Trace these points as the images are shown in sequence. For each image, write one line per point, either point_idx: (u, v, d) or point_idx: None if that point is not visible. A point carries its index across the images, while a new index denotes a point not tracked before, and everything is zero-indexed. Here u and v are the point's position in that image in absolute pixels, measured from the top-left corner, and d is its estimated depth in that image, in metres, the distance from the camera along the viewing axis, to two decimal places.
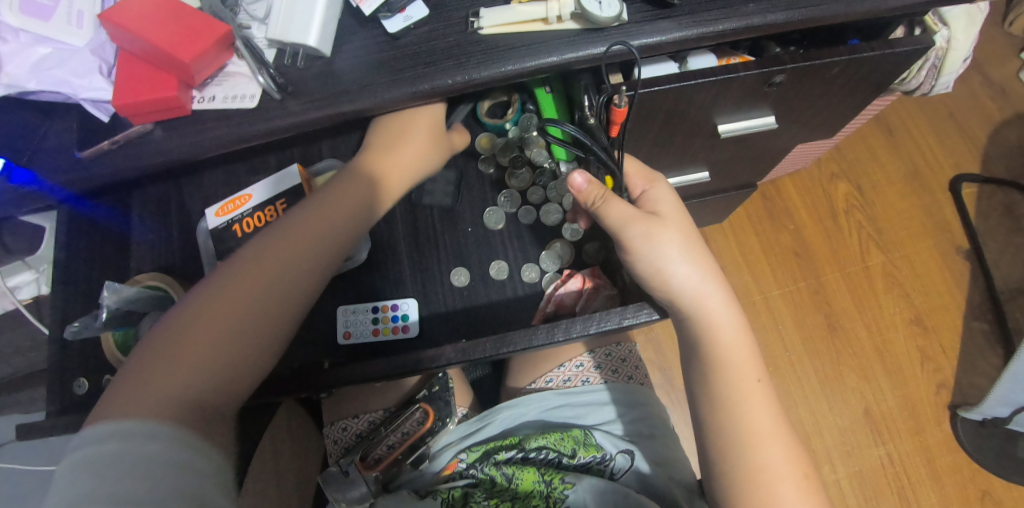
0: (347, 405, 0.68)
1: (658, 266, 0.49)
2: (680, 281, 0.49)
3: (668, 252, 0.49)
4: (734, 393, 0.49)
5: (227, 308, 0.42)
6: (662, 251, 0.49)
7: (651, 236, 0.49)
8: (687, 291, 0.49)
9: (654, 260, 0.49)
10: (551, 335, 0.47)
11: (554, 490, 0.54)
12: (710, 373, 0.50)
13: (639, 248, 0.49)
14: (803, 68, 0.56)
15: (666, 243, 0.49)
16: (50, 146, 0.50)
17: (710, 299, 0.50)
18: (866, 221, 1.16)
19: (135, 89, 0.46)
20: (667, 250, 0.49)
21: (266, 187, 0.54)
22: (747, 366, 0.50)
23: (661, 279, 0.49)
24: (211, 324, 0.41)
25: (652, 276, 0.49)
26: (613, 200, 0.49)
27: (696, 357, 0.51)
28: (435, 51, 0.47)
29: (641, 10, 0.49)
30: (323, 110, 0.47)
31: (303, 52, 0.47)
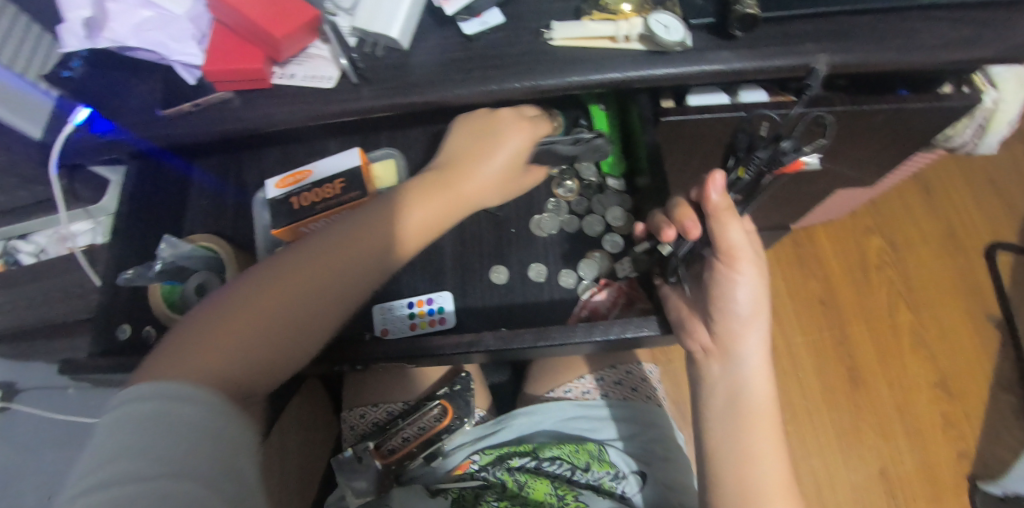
0: (366, 392, 0.68)
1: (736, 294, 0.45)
2: (753, 323, 0.46)
3: (754, 285, 0.45)
4: (757, 440, 0.46)
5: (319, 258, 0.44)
6: (749, 283, 0.45)
7: (753, 260, 0.45)
8: (755, 331, 0.47)
9: (739, 295, 0.45)
10: (588, 334, 0.50)
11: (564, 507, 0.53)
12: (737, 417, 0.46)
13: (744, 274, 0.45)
14: (852, 111, 0.57)
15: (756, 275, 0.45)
16: (135, 102, 0.54)
17: (751, 342, 0.47)
18: (897, 278, 1.15)
19: (225, 58, 0.51)
20: (753, 281, 0.45)
21: (324, 167, 0.57)
22: (769, 417, 0.47)
23: (748, 311, 0.46)
24: (236, 316, 0.40)
25: (739, 307, 0.46)
26: (733, 217, 0.43)
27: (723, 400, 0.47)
28: (504, 55, 0.50)
29: (703, 37, 0.50)
30: (394, 98, 0.49)
31: (383, 43, 0.51)
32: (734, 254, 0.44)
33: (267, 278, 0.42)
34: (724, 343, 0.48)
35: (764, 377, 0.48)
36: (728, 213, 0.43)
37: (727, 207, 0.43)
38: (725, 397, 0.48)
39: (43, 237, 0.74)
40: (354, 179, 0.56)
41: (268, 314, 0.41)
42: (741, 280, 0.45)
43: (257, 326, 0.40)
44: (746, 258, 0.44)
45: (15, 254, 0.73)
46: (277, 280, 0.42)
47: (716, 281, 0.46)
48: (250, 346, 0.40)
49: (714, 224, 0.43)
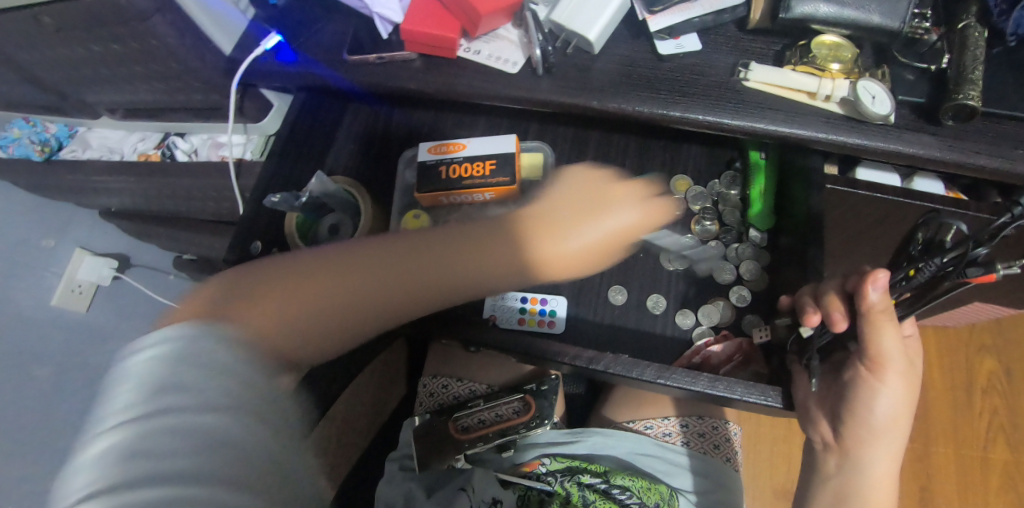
0: (455, 366, 0.70)
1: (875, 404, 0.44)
2: (888, 438, 0.45)
3: (897, 402, 0.44)
4: None
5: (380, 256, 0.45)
6: (889, 396, 0.44)
7: (902, 377, 0.44)
8: (888, 443, 0.45)
9: (879, 406, 0.44)
10: (709, 386, 0.48)
11: None
12: None
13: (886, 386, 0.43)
14: None
15: (900, 388, 0.44)
16: (326, 41, 0.58)
17: (883, 451, 0.46)
18: (1004, 411, 1.05)
19: (425, 20, 0.52)
20: (895, 395, 0.44)
21: (480, 144, 0.58)
22: None
23: (885, 424, 0.45)
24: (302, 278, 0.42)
25: (875, 418, 0.45)
26: (890, 323, 0.42)
27: (834, 498, 0.47)
28: (691, 83, 0.49)
29: (908, 116, 0.47)
30: (572, 98, 0.49)
31: (575, 42, 0.51)
32: (882, 362, 0.42)
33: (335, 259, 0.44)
34: (849, 447, 0.46)
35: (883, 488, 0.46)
36: (886, 317, 0.41)
37: (885, 311, 0.41)
38: (833, 496, 0.47)
39: (199, 138, 0.83)
40: (506, 163, 0.57)
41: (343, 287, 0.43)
42: (885, 391, 0.43)
43: (332, 310, 0.42)
44: (894, 370, 0.43)
45: (172, 149, 0.83)
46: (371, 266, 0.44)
47: (854, 386, 0.45)
48: (313, 311, 0.42)
49: (869, 328, 0.42)
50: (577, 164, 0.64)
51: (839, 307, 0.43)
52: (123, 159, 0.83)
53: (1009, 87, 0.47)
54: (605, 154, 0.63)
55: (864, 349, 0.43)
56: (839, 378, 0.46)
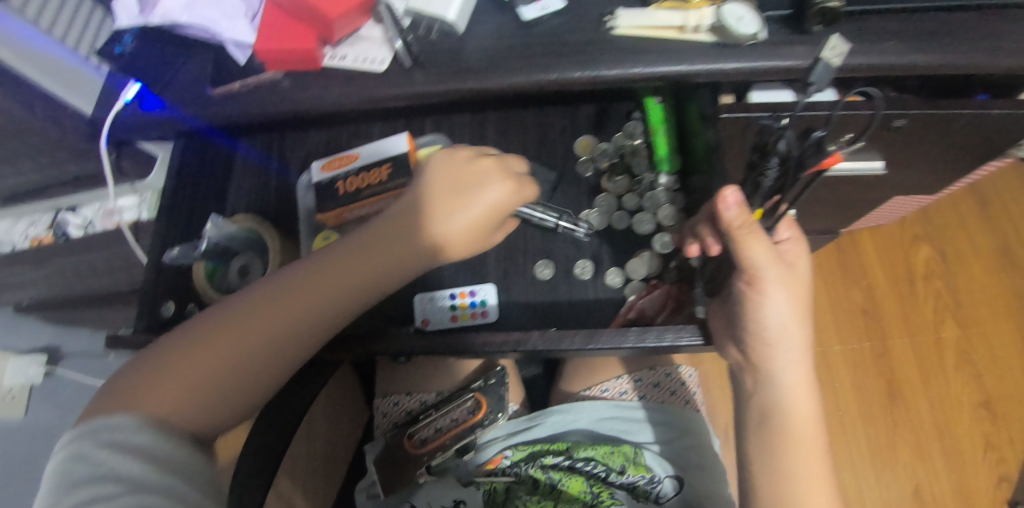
0: (401, 381, 0.69)
1: (768, 313, 0.42)
2: (789, 348, 0.43)
3: (783, 309, 0.42)
4: (797, 464, 0.43)
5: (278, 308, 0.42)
6: (779, 302, 0.42)
7: (783, 282, 0.42)
8: (793, 350, 0.44)
9: (770, 317, 0.42)
10: (641, 338, 0.47)
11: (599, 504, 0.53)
12: (776, 445, 0.43)
13: (770, 292, 0.42)
14: (929, 115, 0.54)
15: (788, 290, 0.42)
16: (183, 79, 0.53)
17: (790, 360, 0.44)
18: (945, 291, 1.11)
19: (278, 37, 0.49)
20: (786, 300, 0.42)
21: (371, 152, 0.56)
22: (815, 443, 0.44)
23: (783, 332, 0.43)
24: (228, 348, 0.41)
25: (769, 329, 0.43)
26: (759, 233, 0.40)
27: (759, 420, 0.45)
28: (565, 43, 0.47)
29: (778, 31, 0.47)
30: (448, 84, 0.47)
31: (438, 26, 0.49)
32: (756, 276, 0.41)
33: (221, 329, 0.41)
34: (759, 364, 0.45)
35: (804, 397, 0.44)
36: (746, 231, 0.40)
37: (744, 226, 0.40)
38: (757, 417, 0.45)
39: (90, 210, 0.75)
40: (401, 165, 0.55)
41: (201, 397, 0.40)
42: (769, 302, 0.42)
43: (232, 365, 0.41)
44: (770, 279, 0.42)
45: (64, 226, 0.73)
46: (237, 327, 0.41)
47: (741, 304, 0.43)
48: (272, 340, 0.42)
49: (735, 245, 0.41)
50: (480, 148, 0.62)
51: (708, 231, 0.45)
52: (15, 251, 0.72)
53: None
54: (506, 133, 0.62)
55: (741, 264, 0.42)
56: (731, 300, 0.45)
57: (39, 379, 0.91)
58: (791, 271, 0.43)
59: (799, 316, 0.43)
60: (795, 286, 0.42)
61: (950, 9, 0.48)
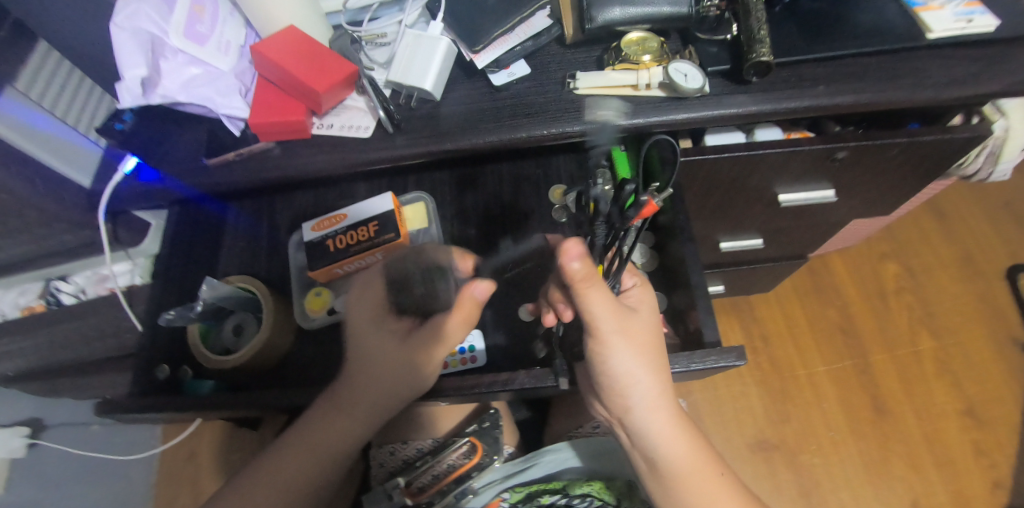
0: (395, 430, 0.71)
1: (622, 367, 0.47)
2: (646, 391, 0.49)
3: (628, 358, 0.47)
4: (695, 494, 0.50)
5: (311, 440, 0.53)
6: (632, 355, 0.47)
7: (621, 335, 0.47)
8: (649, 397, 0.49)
9: (621, 367, 0.47)
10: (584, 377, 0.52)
11: None
12: (669, 482, 0.51)
13: (614, 348, 0.47)
14: (865, 146, 0.60)
15: (630, 340, 0.47)
16: (178, 152, 0.57)
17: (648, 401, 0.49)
18: (917, 304, 1.15)
19: (268, 111, 0.53)
20: (636, 351, 0.48)
21: (358, 211, 0.59)
22: (700, 470, 0.51)
23: (635, 380, 0.48)
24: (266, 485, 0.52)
25: (621, 379, 0.48)
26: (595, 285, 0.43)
27: (647, 464, 0.52)
28: (533, 103, 0.52)
29: (721, 83, 0.52)
30: (427, 146, 0.51)
31: (416, 94, 0.53)
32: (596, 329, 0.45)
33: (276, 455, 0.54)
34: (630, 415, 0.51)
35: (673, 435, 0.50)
36: (585, 284, 0.43)
37: (585, 278, 0.42)
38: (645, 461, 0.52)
39: (82, 277, 0.76)
40: (388, 221, 0.58)
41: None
42: (612, 354, 0.47)
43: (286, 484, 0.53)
44: (609, 333, 0.46)
45: (56, 295, 0.75)
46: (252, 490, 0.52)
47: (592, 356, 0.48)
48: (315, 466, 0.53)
49: (579, 296, 0.44)
50: (461, 201, 0.66)
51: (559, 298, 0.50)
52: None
53: (793, 41, 0.54)
54: (485, 186, 0.66)
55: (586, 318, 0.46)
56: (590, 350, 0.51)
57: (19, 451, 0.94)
58: (629, 316, 0.48)
59: (649, 362, 0.48)
60: (632, 337, 0.47)
61: (872, 54, 0.54)
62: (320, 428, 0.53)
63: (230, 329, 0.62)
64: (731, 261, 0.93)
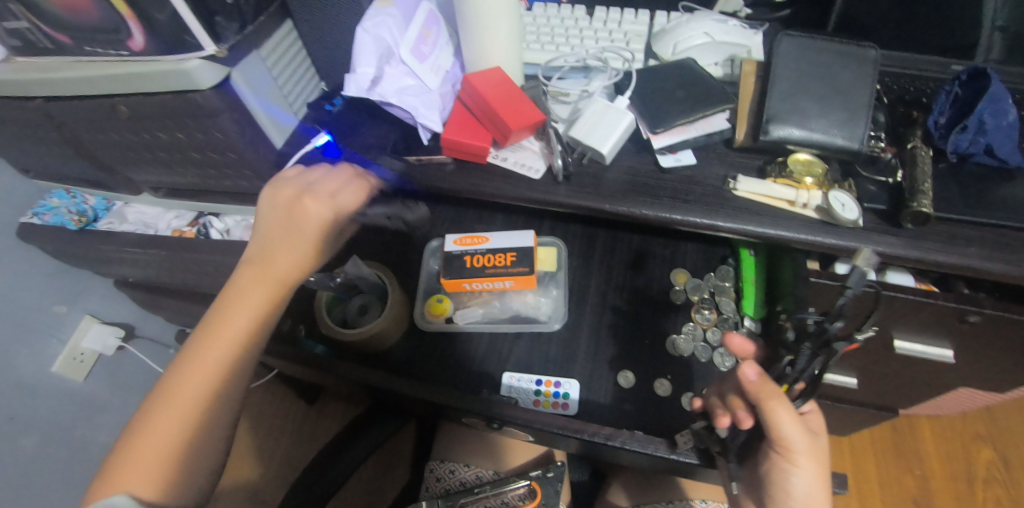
0: (460, 451, 0.74)
1: (797, 486, 0.52)
2: None
3: (809, 479, 0.52)
4: None
5: (240, 300, 0.54)
6: (806, 477, 0.52)
7: (810, 457, 0.51)
8: None
9: (796, 484, 0.52)
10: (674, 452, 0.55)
11: None
12: None
13: (799, 465, 0.52)
14: (1004, 317, 0.59)
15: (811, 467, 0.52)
16: (369, 142, 0.65)
17: None
18: (1007, 500, 1.06)
19: (458, 133, 0.60)
20: (812, 477, 0.53)
21: (501, 238, 0.64)
22: None
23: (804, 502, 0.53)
24: (197, 361, 0.52)
25: (797, 496, 0.53)
26: (785, 405, 0.48)
27: None
28: (688, 189, 0.56)
29: (874, 220, 0.55)
30: (584, 201, 0.56)
31: (590, 155, 0.59)
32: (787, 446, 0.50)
33: (207, 330, 0.54)
34: None
35: None
36: (776, 401, 0.48)
37: (771, 396, 0.48)
38: None
39: (230, 219, 0.89)
40: (526, 255, 0.62)
41: (192, 457, 0.50)
42: (797, 470, 0.52)
43: (216, 351, 0.52)
44: (801, 452, 0.51)
45: (207, 228, 0.88)
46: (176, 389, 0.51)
47: (774, 467, 0.53)
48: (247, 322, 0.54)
49: (767, 412, 0.49)
50: (586, 256, 0.70)
51: (741, 404, 0.52)
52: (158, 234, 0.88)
53: (956, 200, 0.55)
54: (612, 248, 0.70)
55: (776, 432, 0.50)
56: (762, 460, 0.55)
57: (110, 350, 1.02)
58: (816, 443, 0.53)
59: (822, 488, 0.53)
60: (817, 461, 0.52)
61: None
62: (242, 307, 0.54)
63: (354, 307, 0.67)
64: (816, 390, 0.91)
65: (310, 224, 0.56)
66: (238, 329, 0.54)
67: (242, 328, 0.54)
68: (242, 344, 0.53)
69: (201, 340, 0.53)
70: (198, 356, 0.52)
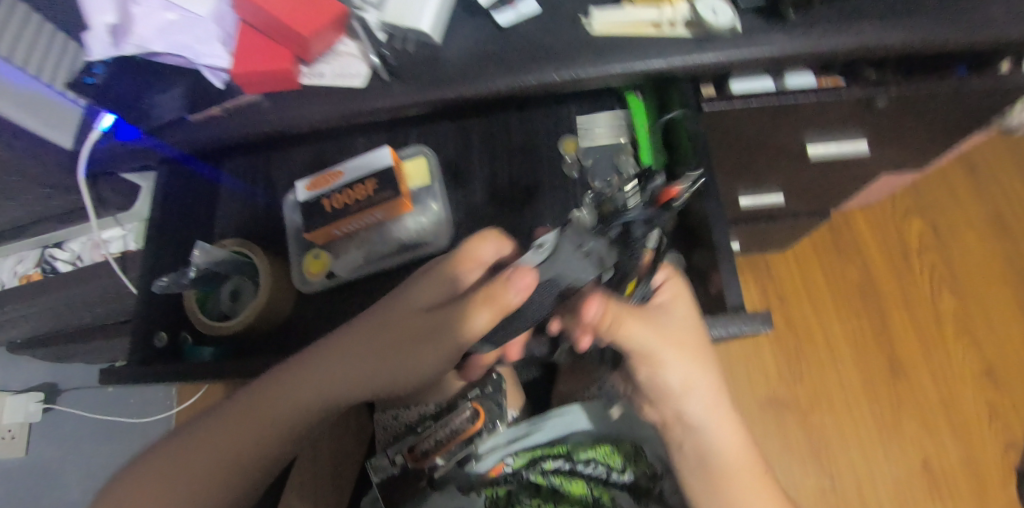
0: (398, 395, 0.71)
1: (673, 379, 0.48)
2: (697, 393, 0.49)
3: (677, 367, 0.47)
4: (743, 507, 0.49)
5: (309, 377, 0.47)
6: (676, 367, 0.47)
7: (668, 344, 0.47)
8: (701, 406, 0.49)
9: (668, 374, 0.48)
10: None
11: (602, 497, 0.58)
12: (719, 490, 0.49)
13: (663, 359, 0.47)
14: (912, 92, 0.53)
15: (678, 355, 0.47)
16: (161, 110, 0.54)
17: (699, 408, 0.49)
18: (940, 264, 1.11)
19: (250, 59, 0.49)
20: (683, 363, 0.48)
21: (355, 167, 0.55)
22: (748, 473, 0.50)
23: (685, 387, 0.48)
24: (212, 447, 0.46)
25: (675, 387, 0.48)
26: (625, 318, 0.45)
27: (700, 477, 0.49)
28: (540, 45, 0.47)
29: (752, 20, 0.47)
30: (428, 94, 0.47)
31: (414, 38, 0.48)
32: (647, 352, 0.47)
33: (229, 414, 0.47)
34: (683, 422, 0.50)
35: (726, 431, 0.49)
36: (613, 317, 0.45)
37: (610, 316, 0.44)
38: (705, 467, 0.49)
39: (75, 244, 0.75)
40: (387, 179, 0.54)
41: None
42: (661, 364, 0.47)
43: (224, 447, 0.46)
44: (659, 348, 0.47)
45: (52, 262, 0.75)
46: (174, 470, 0.46)
47: (643, 370, 0.49)
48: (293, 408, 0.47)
49: (615, 332, 0.46)
50: (466, 158, 0.62)
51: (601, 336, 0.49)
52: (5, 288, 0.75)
53: None
54: (491, 139, 0.62)
55: (627, 346, 0.47)
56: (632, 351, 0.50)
57: (37, 415, 1.02)
58: (674, 325, 0.48)
59: (695, 365, 0.48)
60: (686, 340, 0.48)
61: None
62: (281, 388, 0.47)
63: (227, 294, 0.60)
64: (750, 218, 0.89)
65: (450, 266, 0.49)
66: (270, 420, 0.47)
67: (268, 417, 0.47)
68: (280, 435, 0.47)
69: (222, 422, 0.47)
70: (206, 439, 0.47)
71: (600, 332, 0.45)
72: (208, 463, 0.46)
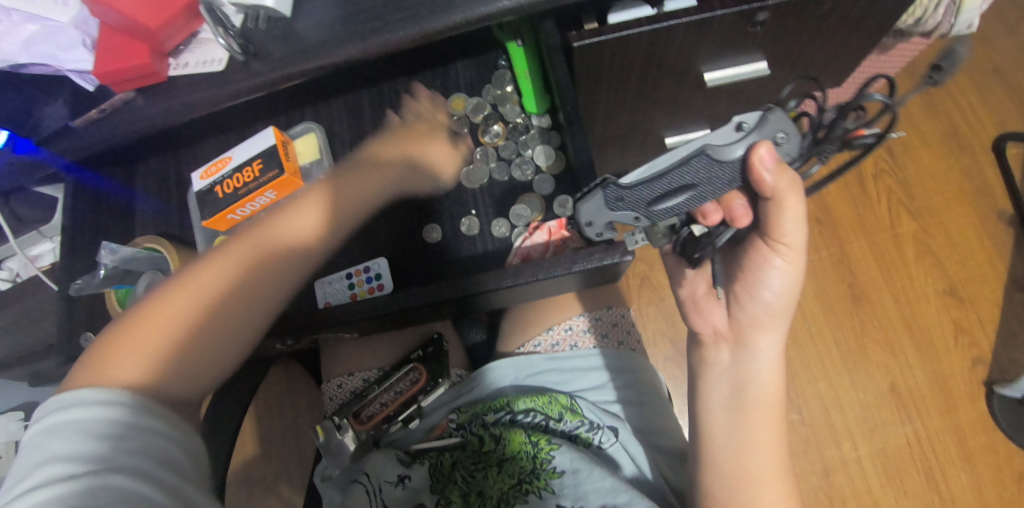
0: (343, 365, 0.75)
1: (773, 286, 0.52)
2: (775, 320, 0.54)
3: (783, 280, 0.52)
4: (763, 437, 0.54)
5: (275, 244, 0.52)
6: (780, 280, 0.52)
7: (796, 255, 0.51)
8: (768, 346, 0.55)
9: (771, 278, 0.52)
10: (503, 279, 0.57)
11: (540, 452, 0.59)
12: (739, 411, 0.55)
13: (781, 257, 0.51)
14: (788, 5, 0.51)
15: (790, 269, 0.52)
16: (41, 117, 0.54)
17: (767, 341, 0.55)
18: (896, 186, 1.09)
19: (112, 57, 0.49)
20: (784, 280, 0.52)
21: (243, 150, 0.57)
22: (774, 420, 0.55)
23: (773, 312, 0.54)
24: (181, 310, 0.47)
25: (770, 308, 0.54)
26: (796, 195, 0.46)
27: (729, 390, 0.56)
28: (386, 5, 0.47)
29: None
30: (285, 69, 0.48)
31: (264, 14, 0.48)
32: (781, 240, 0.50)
33: (193, 275, 0.49)
34: (743, 335, 0.56)
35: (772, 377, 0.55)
36: (789, 191, 0.46)
37: (785, 185, 0.46)
38: (732, 385, 0.56)
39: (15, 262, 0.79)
40: (271, 157, 0.56)
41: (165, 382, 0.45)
42: (774, 265, 0.51)
43: (200, 313, 0.47)
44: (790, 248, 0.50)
45: None
46: (152, 326, 0.46)
47: (751, 259, 0.52)
48: (259, 274, 0.51)
49: (778, 204, 0.47)
50: None
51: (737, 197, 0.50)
52: None
53: None
54: None
55: (768, 222, 0.49)
56: (743, 251, 0.53)
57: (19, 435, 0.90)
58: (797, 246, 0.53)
59: (795, 287, 0.53)
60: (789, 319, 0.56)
61: None
62: (249, 251, 0.51)
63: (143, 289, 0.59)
64: None
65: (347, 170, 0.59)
66: (235, 280, 0.49)
67: (245, 292, 0.50)
68: (259, 292, 0.50)
69: (184, 289, 0.48)
70: (174, 308, 0.47)
71: (769, 192, 0.46)
72: (183, 317, 0.47)
